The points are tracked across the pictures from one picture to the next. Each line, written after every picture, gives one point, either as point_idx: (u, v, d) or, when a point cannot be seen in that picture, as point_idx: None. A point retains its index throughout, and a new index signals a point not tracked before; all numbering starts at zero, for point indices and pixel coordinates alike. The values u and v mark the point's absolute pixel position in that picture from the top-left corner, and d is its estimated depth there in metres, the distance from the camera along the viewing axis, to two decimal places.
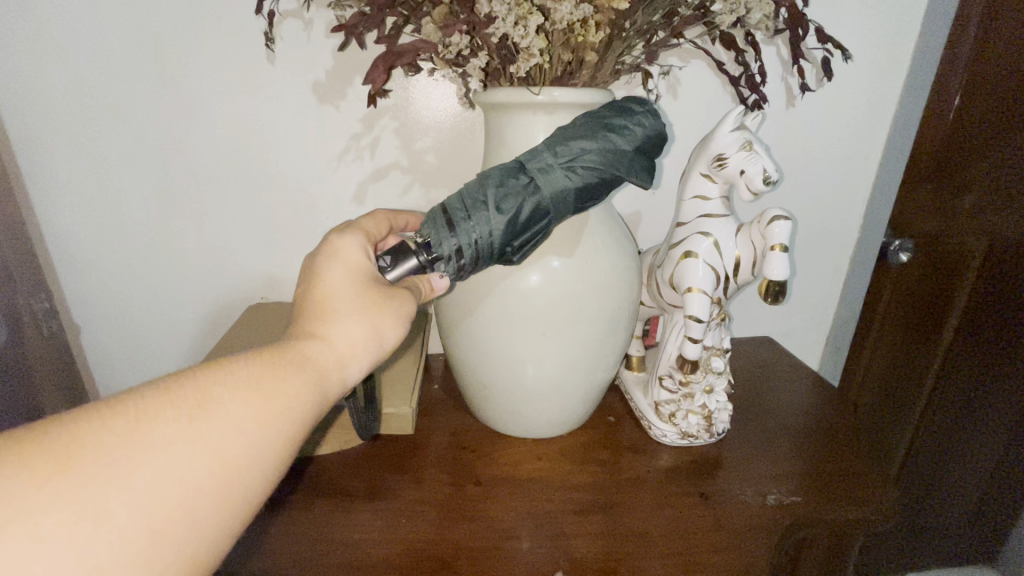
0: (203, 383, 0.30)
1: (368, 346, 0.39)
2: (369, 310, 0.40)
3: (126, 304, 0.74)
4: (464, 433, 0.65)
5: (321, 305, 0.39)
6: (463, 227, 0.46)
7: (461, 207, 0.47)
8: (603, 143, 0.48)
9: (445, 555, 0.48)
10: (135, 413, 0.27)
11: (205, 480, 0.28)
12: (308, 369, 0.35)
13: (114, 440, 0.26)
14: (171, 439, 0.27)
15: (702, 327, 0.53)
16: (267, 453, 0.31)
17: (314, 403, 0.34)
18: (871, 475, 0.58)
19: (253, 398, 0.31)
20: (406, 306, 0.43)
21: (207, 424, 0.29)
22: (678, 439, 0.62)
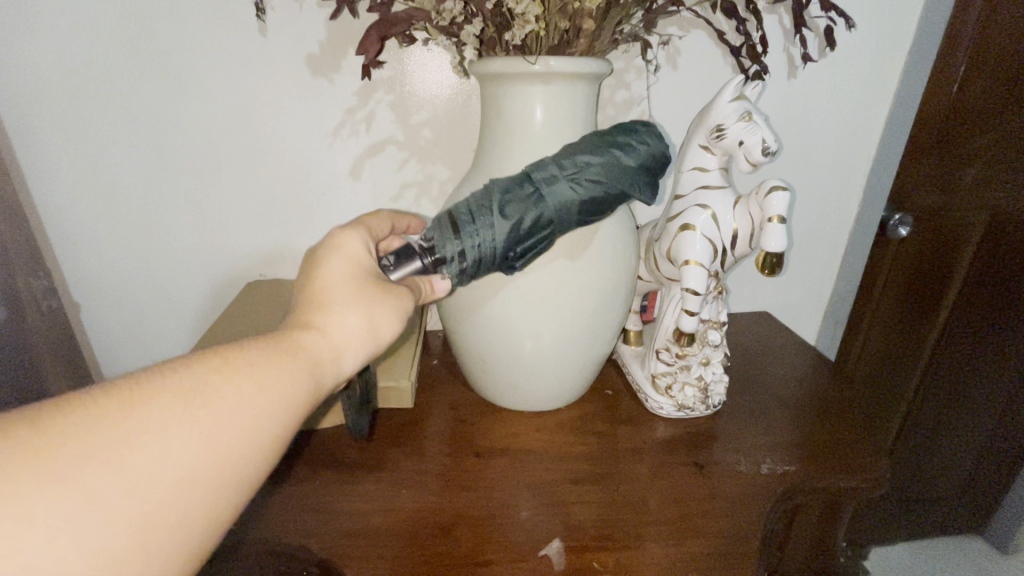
0: (198, 373, 0.30)
1: (367, 340, 0.39)
2: (370, 304, 0.40)
3: (124, 282, 0.74)
4: (464, 407, 0.65)
5: (323, 295, 0.39)
6: (468, 233, 0.46)
7: (466, 212, 0.47)
8: (606, 158, 0.48)
9: (446, 523, 0.49)
10: (130, 399, 0.28)
11: (198, 467, 0.28)
12: (304, 360, 0.35)
13: (108, 425, 0.26)
14: (165, 424, 0.27)
15: (699, 299, 0.53)
16: (261, 437, 0.31)
17: (310, 391, 0.35)
18: (864, 445, 0.60)
19: (247, 388, 0.31)
20: (406, 302, 0.42)
21: (201, 412, 0.29)
22: (674, 411, 0.62)
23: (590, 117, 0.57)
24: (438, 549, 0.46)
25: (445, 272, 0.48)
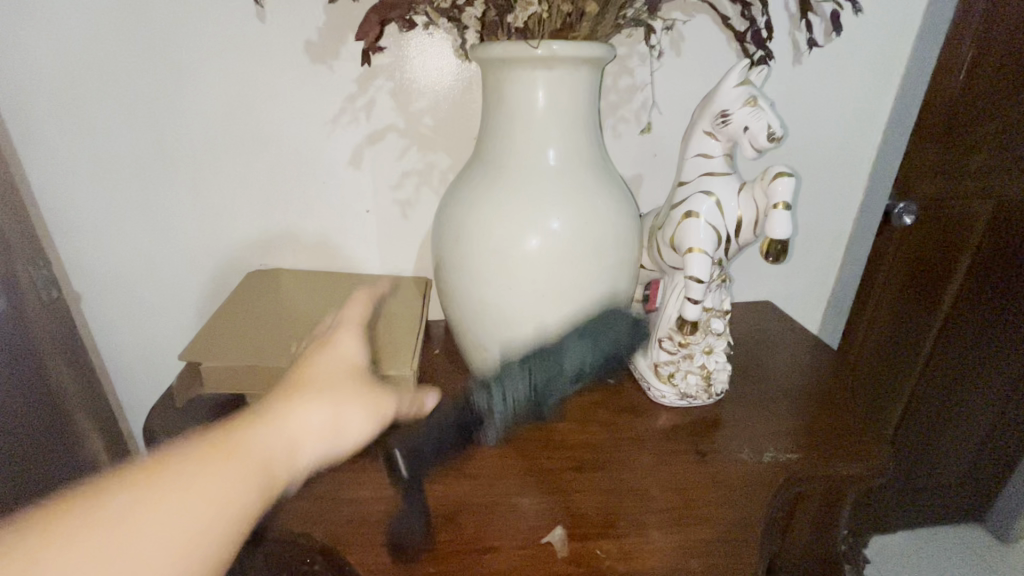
0: (163, 461, 0.32)
1: (333, 438, 0.40)
2: (336, 401, 0.41)
3: (123, 273, 0.73)
4: (466, 397, 0.65)
5: (297, 386, 0.42)
6: (501, 394, 0.55)
7: (497, 375, 0.56)
8: (604, 325, 0.58)
9: (448, 511, 0.49)
10: (98, 489, 0.30)
11: (150, 559, 0.28)
12: (258, 459, 0.35)
13: (68, 519, 0.28)
14: (126, 508, 0.30)
15: (703, 288, 0.52)
16: (211, 525, 0.31)
17: (264, 488, 0.34)
18: (867, 433, 0.60)
19: (214, 476, 0.33)
20: (376, 397, 0.44)
21: (161, 492, 0.31)
22: (677, 399, 0.62)
23: (592, 104, 0.57)
24: (441, 537, 0.46)
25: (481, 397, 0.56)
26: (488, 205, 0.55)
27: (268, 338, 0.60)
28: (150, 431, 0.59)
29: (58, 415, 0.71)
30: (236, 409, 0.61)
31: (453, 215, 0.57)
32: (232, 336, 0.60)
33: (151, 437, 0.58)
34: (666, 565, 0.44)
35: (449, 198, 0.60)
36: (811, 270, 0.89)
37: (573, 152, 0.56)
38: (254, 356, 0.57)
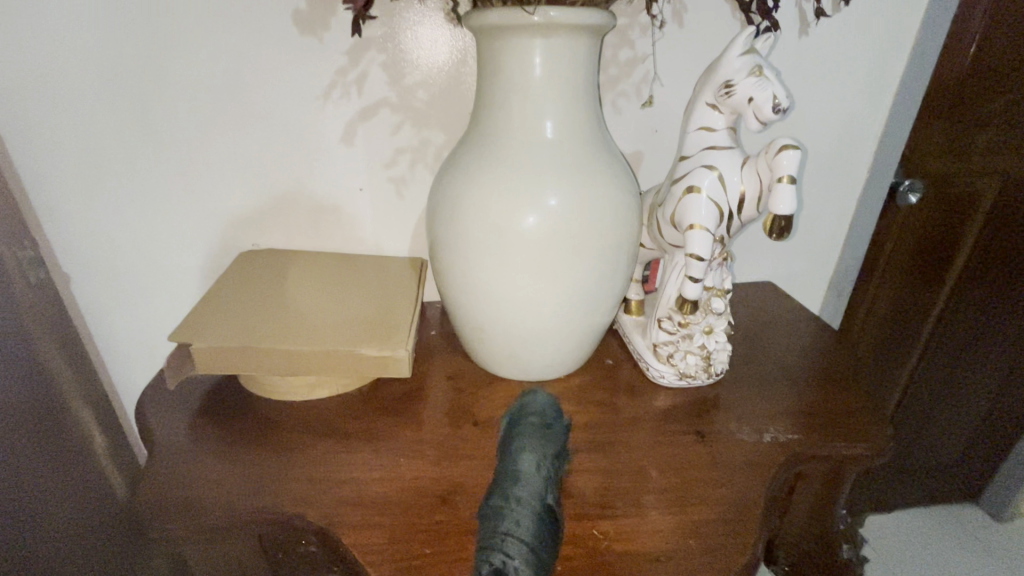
0: None
1: None
2: None
3: (112, 253, 0.71)
4: (463, 377, 0.64)
5: None
6: (513, 540, 0.39)
7: (494, 543, 0.39)
8: (553, 441, 0.48)
9: (444, 492, 0.48)
10: None
11: None
12: None
13: None
14: None
15: (704, 265, 0.51)
16: None
17: None
18: (868, 413, 0.59)
19: None
20: None
21: None
22: (676, 380, 0.61)
23: (591, 76, 0.55)
24: (436, 517, 0.46)
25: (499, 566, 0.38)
26: (484, 180, 0.53)
27: (259, 319, 0.59)
28: (141, 412, 0.58)
29: (56, 396, 0.70)
30: (230, 390, 0.61)
31: (447, 191, 0.55)
32: (223, 317, 0.59)
33: (142, 418, 0.57)
34: (664, 545, 0.44)
35: (443, 174, 0.58)
36: (813, 249, 0.87)
37: (571, 126, 0.54)
38: (245, 336, 0.56)
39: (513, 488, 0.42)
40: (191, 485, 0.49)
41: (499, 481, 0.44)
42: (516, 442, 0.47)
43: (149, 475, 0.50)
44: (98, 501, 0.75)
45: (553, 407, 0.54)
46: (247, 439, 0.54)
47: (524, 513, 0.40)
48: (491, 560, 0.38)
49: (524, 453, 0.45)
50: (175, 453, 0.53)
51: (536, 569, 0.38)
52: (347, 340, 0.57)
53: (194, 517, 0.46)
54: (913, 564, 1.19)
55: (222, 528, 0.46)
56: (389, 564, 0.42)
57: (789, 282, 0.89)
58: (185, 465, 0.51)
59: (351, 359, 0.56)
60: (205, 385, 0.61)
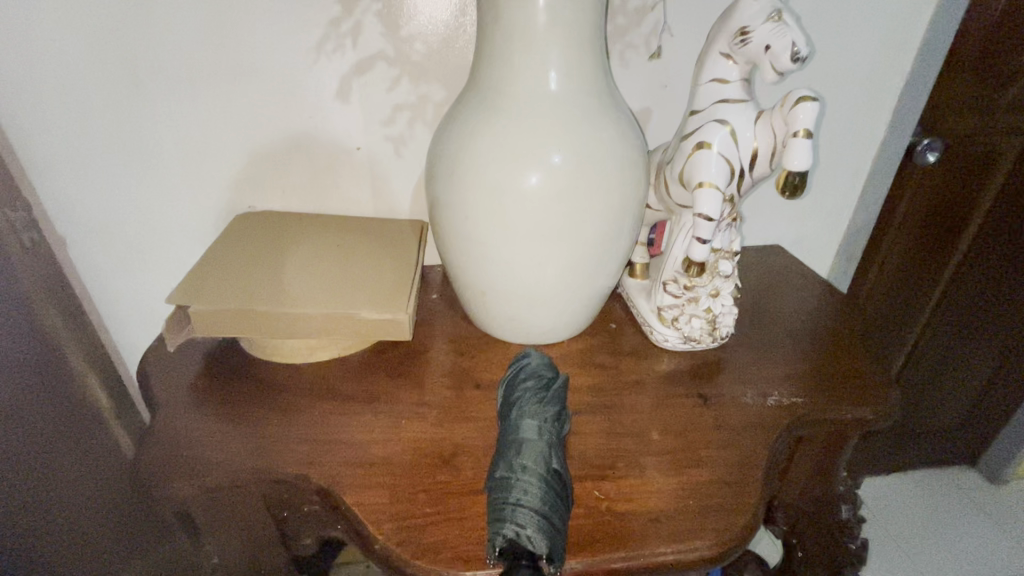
0: None
1: None
2: None
3: (108, 214, 0.70)
4: (464, 340, 0.64)
5: None
6: (524, 509, 0.37)
7: (504, 514, 0.38)
8: (552, 402, 0.46)
9: (445, 453, 0.48)
10: None
11: None
12: None
13: None
14: None
15: (713, 225, 0.49)
16: None
17: None
18: (875, 376, 0.58)
19: None
20: None
21: None
22: (680, 344, 0.60)
23: (597, 24, 0.52)
24: (438, 477, 0.46)
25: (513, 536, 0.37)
26: (485, 137, 0.51)
27: (257, 281, 0.58)
28: (143, 374, 0.58)
29: (54, 357, 0.70)
30: (230, 353, 0.60)
31: (446, 148, 0.54)
32: (221, 279, 0.58)
33: (144, 380, 0.57)
34: (664, 506, 0.44)
35: (442, 131, 0.56)
36: (825, 211, 0.85)
37: (576, 78, 0.52)
38: (243, 299, 0.55)
39: (517, 457, 0.41)
40: (194, 445, 0.49)
41: (500, 452, 0.42)
42: (515, 409, 0.45)
43: (152, 435, 0.50)
44: (107, 458, 0.77)
45: (548, 366, 0.51)
46: (248, 400, 0.54)
47: (531, 480, 0.39)
48: (505, 532, 0.37)
49: (524, 419, 0.44)
50: (177, 414, 0.53)
51: (550, 535, 0.37)
52: (347, 302, 0.56)
53: (197, 476, 0.47)
54: (906, 523, 1.21)
55: (226, 486, 0.47)
56: (391, 523, 0.42)
57: (799, 245, 0.87)
58: (188, 426, 0.51)
59: (351, 321, 0.55)
60: (206, 347, 0.61)
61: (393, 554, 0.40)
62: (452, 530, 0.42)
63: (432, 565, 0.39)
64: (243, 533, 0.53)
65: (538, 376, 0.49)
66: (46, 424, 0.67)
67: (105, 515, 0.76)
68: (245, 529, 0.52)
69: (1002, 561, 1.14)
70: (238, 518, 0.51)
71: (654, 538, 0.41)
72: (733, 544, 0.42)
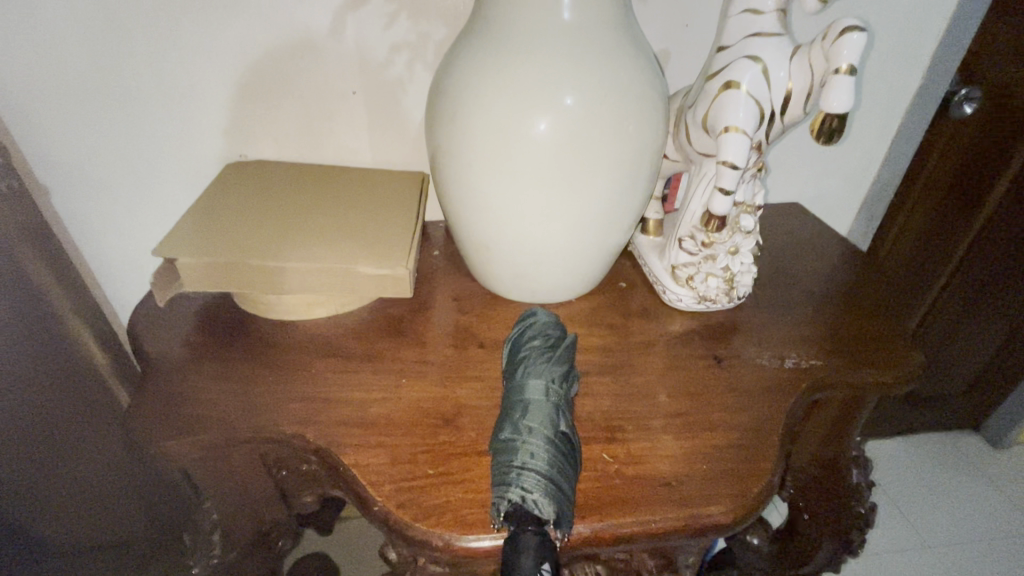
0: None
1: None
2: None
3: (92, 161, 0.66)
4: (467, 298, 0.61)
5: None
6: (531, 473, 0.35)
7: (510, 478, 0.36)
8: (560, 361, 0.44)
9: (446, 413, 0.46)
10: None
11: None
12: None
13: None
14: None
15: (737, 175, 0.45)
16: None
17: None
18: (898, 340, 0.56)
19: None
20: None
21: None
22: (693, 304, 0.57)
23: None
24: (440, 438, 0.44)
25: (519, 501, 0.35)
26: (489, 76, 0.47)
27: (248, 233, 0.55)
28: (132, 329, 0.55)
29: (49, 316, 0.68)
30: (222, 309, 0.58)
31: (447, 89, 0.49)
32: (211, 230, 0.55)
33: (133, 335, 0.55)
34: (675, 470, 0.42)
35: (443, 71, 0.51)
36: (849, 167, 0.80)
37: (591, 10, 0.47)
38: (234, 251, 0.52)
39: (522, 419, 0.39)
40: (187, 404, 0.47)
41: (505, 413, 0.40)
42: (521, 369, 0.43)
43: (142, 391, 0.49)
44: (99, 415, 0.76)
45: (555, 324, 0.48)
46: (243, 357, 0.52)
47: (538, 443, 0.37)
48: (510, 496, 0.35)
49: (530, 379, 0.41)
50: (169, 370, 0.51)
51: (558, 500, 0.35)
52: (342, 256, 0.53)
53: (190, 435, 0.45)
54: (905, 486, 1.21)
55: (221, 444, 0.45)
56: (391, 484, 0.40)
57: (819, 203, 0.83)
58: (181, 383, 0.49)
59: (348, 276, 0.52)
60: (198, 302, 0.58)
61: (392, 516, 0.39)
62: (454, 493, 0.40)
63: (434, 528, 0.38)
64: (239, 490, 0.52)
65: (545, 335, 0.46)
66: (32, 383, 0.65)
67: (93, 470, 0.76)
68: (242, 487, 0.51)
69: (998, 524, 1.14)
70: (235, 474, 0.50)
71: (664, 503, 0.40)
72: (746, 510, 0.40)
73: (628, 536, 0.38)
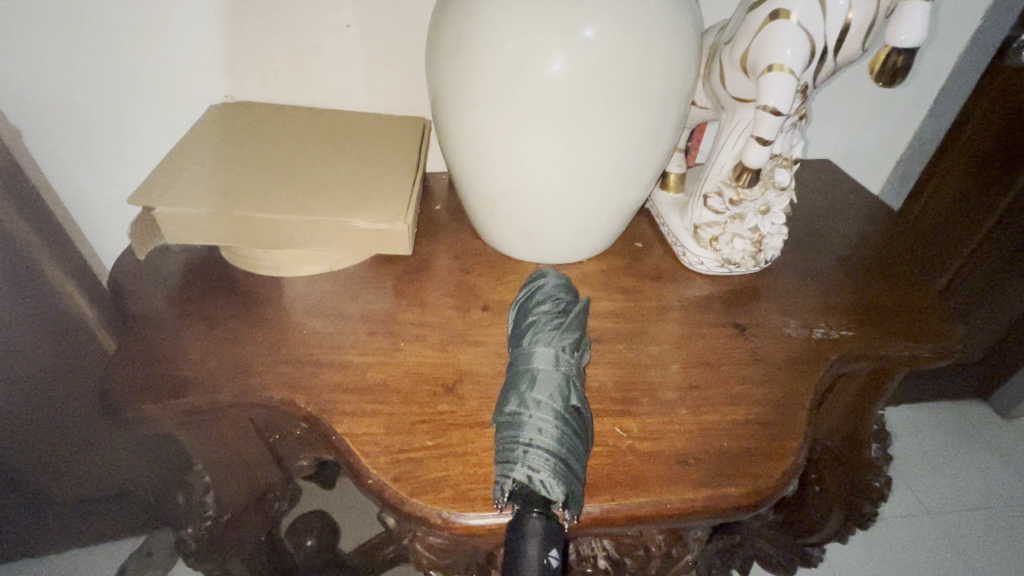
0: None
1: None
2: None
3: (62, 100, 0.60)
4: (471, 257, 0.57)
5: None
6: (538, 453, 0.33)
7: (515, 457, 0.33)
8: (572, 328, 0.40)
9: (447, 379, 0.43)
10: None
11: None
12: None
13: None
14: None
15: (779, 122, 0.40)
16: None
17: None
18: (935, 310, 0.52)
19: None
20: None
21: None
22: (715, 267, 0.53)
23: None
24: (440, 407, 0.41)
25: (526, 482, 0.32)
26: (497, 5, 0.41)
27: (233, 182, 0.50)
28: (113, 283, 0.52)
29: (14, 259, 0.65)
30: (208, 264, 0.54)
31: (450, 21, 0.43)
32: (191, 178, 0.50)
33: (115, 290, 0.51)
34: (693, 448, 0.39)
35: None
36: (887, 121, 0.74)
37: None
38: (217, 200, 0.47)
39: (530, 391, 0.35)
40: (170, 366, 0.44)
41: (511, 383, 0.37)
42: (528, 335, 0.39)
43: (123, 351, 0.45)
44: (78, 360, 0.75)
45: (566, 288, 0.44)
46: (230, 315, 0.49)
47: (547, 418, 0.34)
48: (515, 475, 0.32)
49: (539, 347, 0.38)
50: (151, 329, 0.47)
51: (567, 480, 0.33)
52: (335, 207, 0.48)
53: (173, 398, 0.42)
54: (910, 454, 1.20)
55: (206, 408, 0.42)
56: (387, 456, 0.38)
57: (850, 160, 0.77)
58: (164, 342, 0.46)
59: (341, 230, 0.48)
60: (183, 256, 0.54)
61: (387, 490, 0.36)
62: (455, 467, 0.37)
63: (432, 505, 0.35)
64: (229, 454, 0.49)
65: (555, 300, 0.42)
66: None
67: (61, 410, 0.76)
68: (232, 449, 0.49)
69: (999, 493, 1.14)
70: (224, 437, 0.48)
71: (680, 483, 0.37)
72: (768, 492, 0.37)
73: (641, 517, 0.36)
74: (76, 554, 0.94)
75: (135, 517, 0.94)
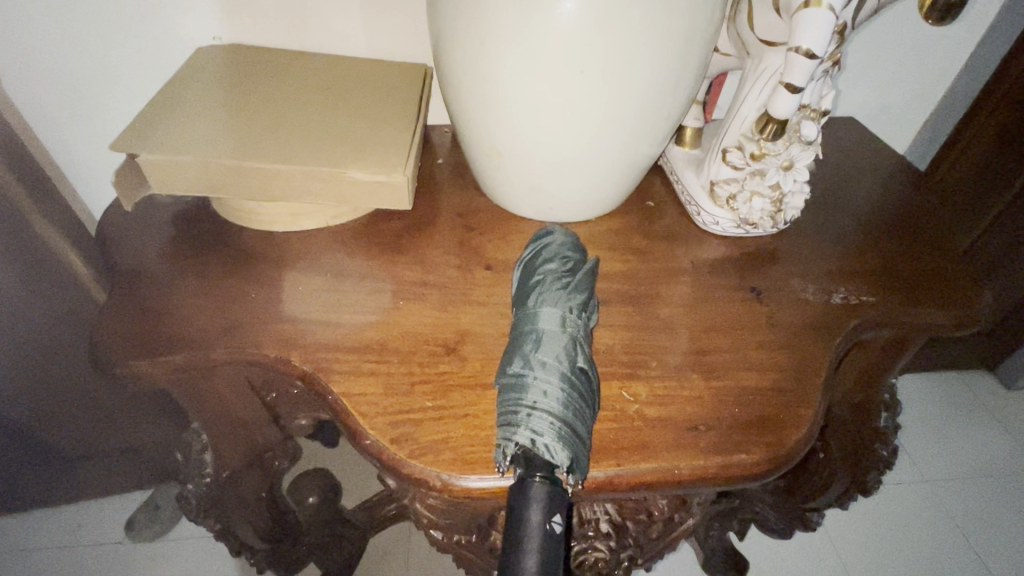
0: None
1: None
2: None
3: (42, 43, 0.57)
4: (474, 214, 0.54)
5: None
6: (542, 417, 0.31)
7: (519, 421, 0.31)
8: (580, 288, 0.38)
9: (449, 341, 0.42)
10: None
11: None
12: None
13: None
14: None
15: (813, 65, 0.37)
16: None
17: None
18: (962, 277, 0.49)
19: None
20: None
21: None
22: (731, 227, 0.50)
23: None
24: (441, 368, 0.39)
25: (529, 447, 0.31)
26: None
27: (221, 129, 0.47)
28: (102, 236, 0.50)
29: None
30: (200, 218, 0.51)
31: None
32: (178, 124, 0.47)
33: (104, 242, 0.49)
34: (704, 414, 0.37)
35: None
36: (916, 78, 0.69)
37: None
38: (205, 148, 0.45)
39: (534, 353, 0.34)
40: (161, 322, 0.42)
41: (515, 344, 0.35)
42: (533, 295, 0.37)
43: (113, 305, 0.44)
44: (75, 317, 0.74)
45: (574, 246, 0.42)
46: (223, 271, 0.47)
47: (552, 381, 0.32)
48: (517, 439, 0.31)
49: (545, 308, 0.36)
50: (142, 283, 0.45)
51: (572, 444, 0.31)
52: (329, 157, 0.45)
53: (164, 355, 0.40)
54: (913, 423, 1.20)
55: (198, 365, 0.41)
56: (385, 417, 0.36)
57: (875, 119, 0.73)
58: (154, 297, 0.44)
59: (336, 182, 0.45)
60: (174, 210, 0.52)
61: (386, 452, 0.35)
62: (456, 429, 0.36)
63: (433, 466, 0.34)
64: (226, 412, 0.48)
65: (562, 258, 0.40)
66: None
67: (60, 366, 0.76)
68: (229, 407, 0.48)
69: (999, 463, 1.14)
70: (219, 396, 0.47)
71: (690, 450, 0.35)
72: (779, 460, 0.36)
73: (649, 483, 0.34)
74: (84, 506, 0.96)
75: (141, 472, 0.95)
